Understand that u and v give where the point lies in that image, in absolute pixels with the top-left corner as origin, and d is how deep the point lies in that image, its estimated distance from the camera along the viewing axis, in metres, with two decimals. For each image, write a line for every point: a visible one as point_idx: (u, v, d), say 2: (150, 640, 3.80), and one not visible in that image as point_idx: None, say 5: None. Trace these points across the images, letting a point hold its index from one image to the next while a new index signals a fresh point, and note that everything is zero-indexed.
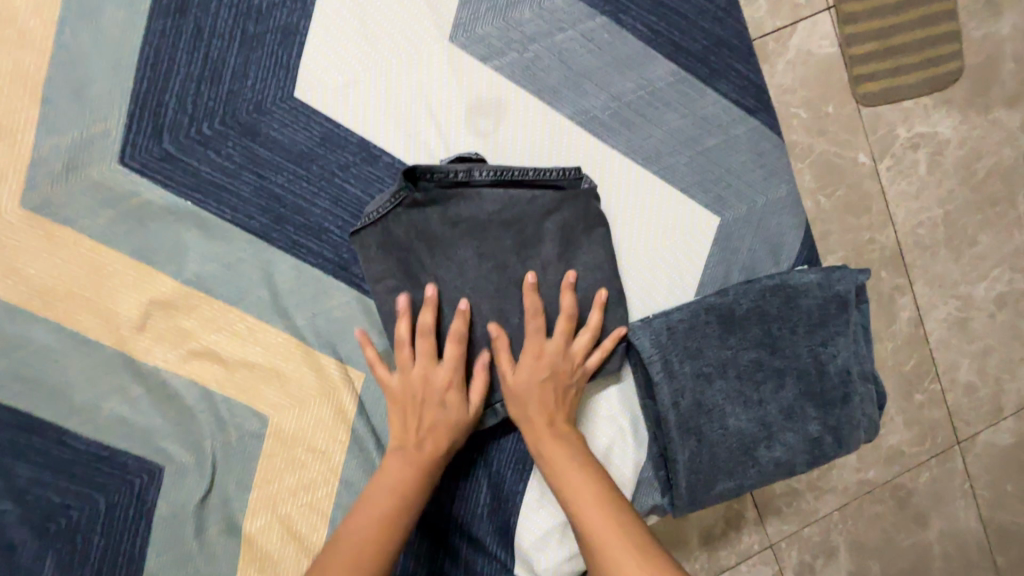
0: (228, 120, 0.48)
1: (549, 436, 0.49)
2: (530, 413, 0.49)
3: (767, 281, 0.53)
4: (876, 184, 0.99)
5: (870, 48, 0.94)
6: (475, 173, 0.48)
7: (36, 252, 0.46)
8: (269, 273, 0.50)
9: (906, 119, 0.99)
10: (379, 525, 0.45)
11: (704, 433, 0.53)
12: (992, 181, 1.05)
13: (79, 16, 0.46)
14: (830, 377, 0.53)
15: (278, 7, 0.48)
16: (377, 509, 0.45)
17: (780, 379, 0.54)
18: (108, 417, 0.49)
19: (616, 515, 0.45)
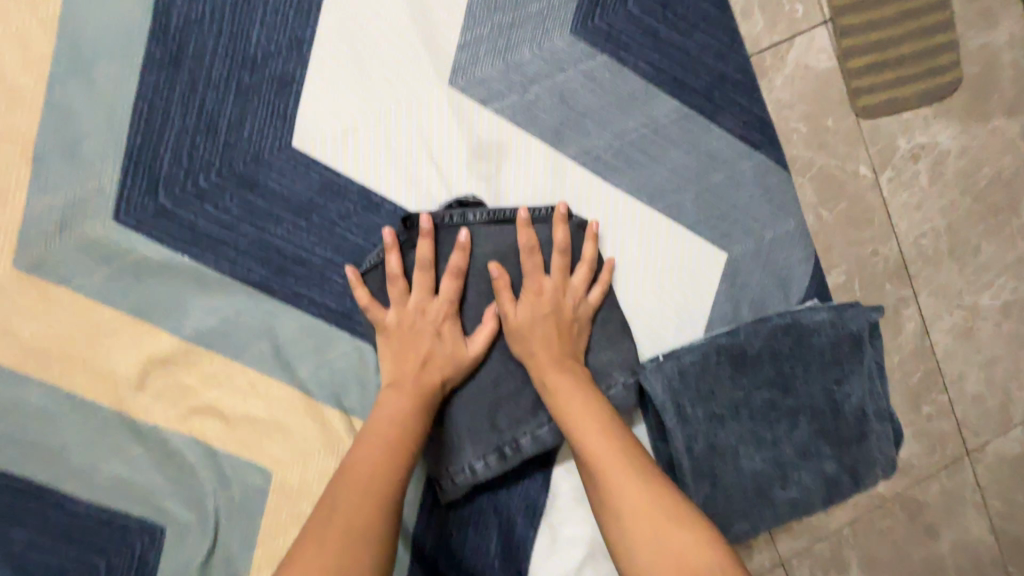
0: (225, 172, 0.47)
1: (554, 369, 0.47)
2: (534, 346, 0.48)
3: (779, 320, 0.52)
4: (877, 197, 1.00)
5: (868, 62, 0.94)
6: (469, 216, 0.48)
7: (31, 314, 0.45)
8: (270, 326, 0.49)
9: (906, 130, 0.99)
10: (380, 458, 0.42)
11: (718, 476, 0.52)
12: (995, 190, 1.05)
13: (69, 70, 0.45)
14: (845, 416, 0.52)
15: (274, 56, 0.47)
16: (377, 446, 0.42)
17: (794, 418, 0.53)
18: (107, 479, 0.48)
19: (624, 447, 0.43)
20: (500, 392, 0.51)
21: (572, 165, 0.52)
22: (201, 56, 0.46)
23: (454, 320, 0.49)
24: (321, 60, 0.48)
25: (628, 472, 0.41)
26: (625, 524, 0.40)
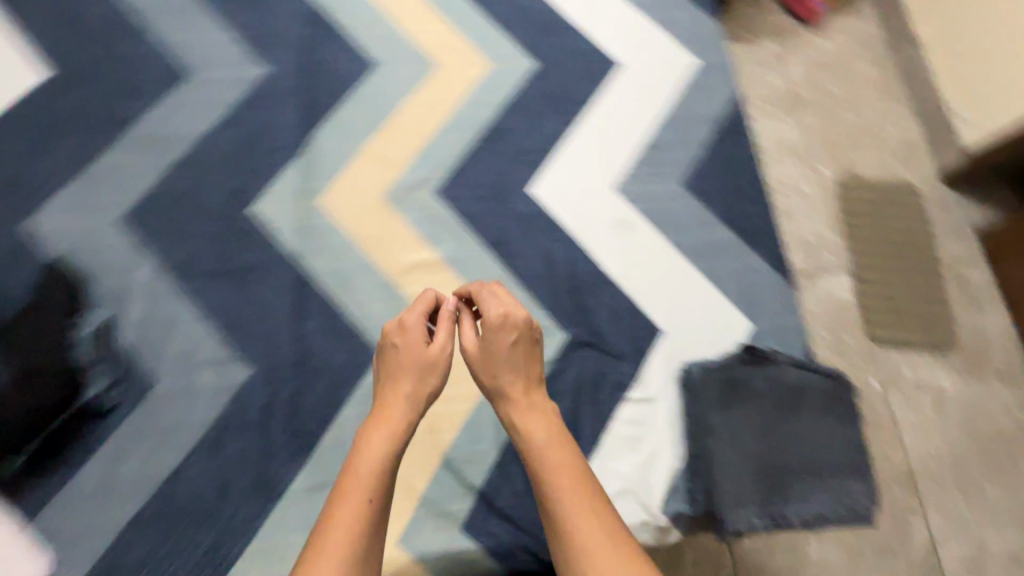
0: (494, 192, 0.92)
1: (523, 403, 0.63)
2: (508, 385, 0.64)
3: (770, 376, 0.82)
4: (888, 411, 1.02)
5: (877, 297, 1.08)
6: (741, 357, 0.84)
7: (382, 222, 0.88)
8: (484, 268, 0.87)
9: (911, 363, 1.06)
10: (372, 480, 0.57)
11: (721, 439, 0.78)
12: (995, 442, 1.03)
13: (449, 132, 0.95)
14: (822, 427, 0.80)
15: (536, 152, 0.95)
16: (370, 467, 0.57)
17: (787, 419, 0.80)
18: (369, 314, 0.83)
19: (568, 462, 0.58)
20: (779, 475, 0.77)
21: (668, 248, 0.92)
22: (500, 135, 0.95)
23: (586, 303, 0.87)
24: (555, 157, 0.95)
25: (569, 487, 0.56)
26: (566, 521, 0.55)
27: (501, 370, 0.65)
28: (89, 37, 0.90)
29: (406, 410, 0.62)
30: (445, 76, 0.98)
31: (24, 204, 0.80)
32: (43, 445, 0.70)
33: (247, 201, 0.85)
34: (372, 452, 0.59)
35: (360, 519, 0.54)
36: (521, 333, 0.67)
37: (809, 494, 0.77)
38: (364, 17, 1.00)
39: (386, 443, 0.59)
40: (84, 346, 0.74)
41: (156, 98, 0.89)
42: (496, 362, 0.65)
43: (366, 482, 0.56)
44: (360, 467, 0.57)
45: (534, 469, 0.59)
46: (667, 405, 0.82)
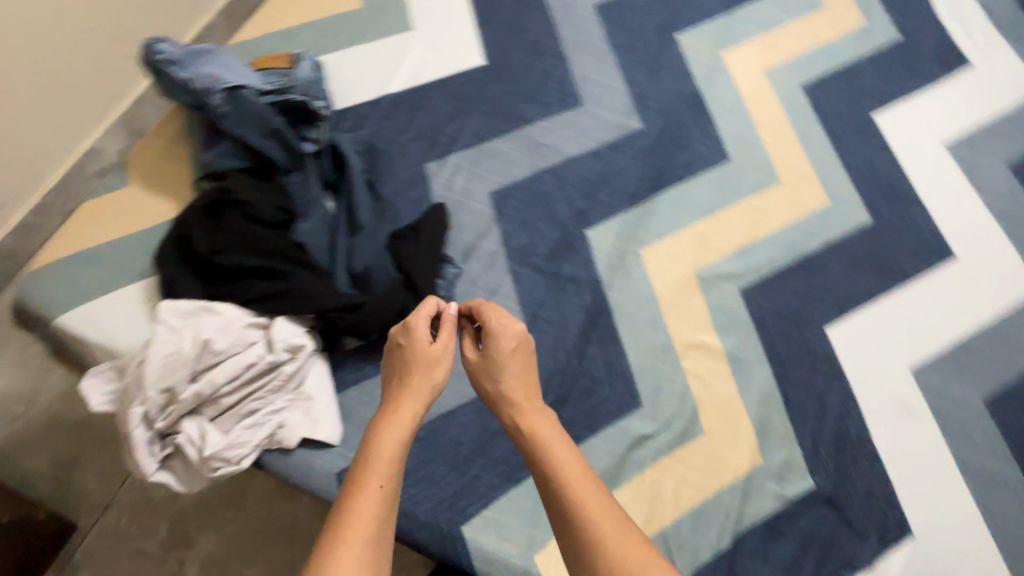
0: (794, 315, 0.94)
1: (528, 408, 0.64)
2: (513, 388, 0.66)
3: None
4: None
5: None
6: None
7: (686, 291, 0.94)
8: (760, 379, 0.89)
9: None
10: (387, 467, 0.57)
11: None
12: None
13: (770, 243, 1.00)
14: None
15: (846, 299, 0.96)
16: (387, 454, 0.58)
17: None
18: (646, 366, 0.88)
19: (580, 472, 0.58)
20: None
21: (945, 455, 0.87)
22: (817, 268, 0.98)
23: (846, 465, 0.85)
24: (862, 312, 0.95)
25: (581, 491, 0.56)
26: (583, 533, 0.54)
27: (496, 378, 0.66)
28: (524, 47, 1.09)
29: (423, 395, 0.65)
30: (785, 195, 1.04)
31: (432, 150, 0.98)
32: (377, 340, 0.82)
33: (586, 223, 0.96)
34: (394, 439, 0.60)
35: (379, 494, 0.55)
36: (520, 344, 0.68)
37: None
38: (733, 117, 1.10)
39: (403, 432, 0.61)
40: (444, 281, 0.88)
41: (552, 113, 1.05)
42: (497, 370, 0.67)
43: (381, 468, 0.56)
44: (381, 454, 0.58)
45: (546, 474, 0.58)
46: None
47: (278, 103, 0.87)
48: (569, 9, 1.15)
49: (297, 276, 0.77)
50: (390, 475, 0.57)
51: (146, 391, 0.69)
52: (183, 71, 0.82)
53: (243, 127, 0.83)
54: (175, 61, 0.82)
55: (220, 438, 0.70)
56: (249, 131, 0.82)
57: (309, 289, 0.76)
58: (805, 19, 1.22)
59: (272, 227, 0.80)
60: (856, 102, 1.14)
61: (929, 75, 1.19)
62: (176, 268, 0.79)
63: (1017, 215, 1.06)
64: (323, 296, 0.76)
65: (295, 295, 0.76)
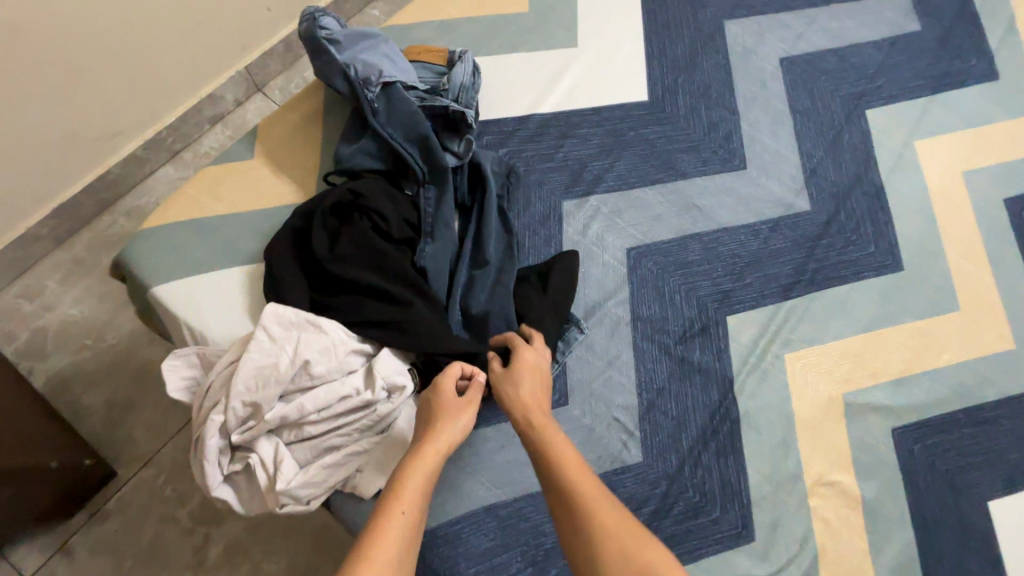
0: (949, 474, 0.79)
1: (541, 417, 0.60)
2: (527, 397, 0.62)
3: None
4: None
5: None
6: None
7: (827, 413, 0.80)
8: (897, 543, 0.75)
9: None
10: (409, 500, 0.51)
11: None
12: None
13: (935, 378, 0.84)
14: None
15: (1018, 471, 0.80)
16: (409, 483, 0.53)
17: None
18: (765, 492, 0.75)
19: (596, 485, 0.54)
20: None
21: None
22: (988, 423, 0.82)
23: None
24: None
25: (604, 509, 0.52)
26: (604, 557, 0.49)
27: (516, 385, 0.63)
28: (692, 92, 0.98)
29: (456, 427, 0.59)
30: (963, 326, 0.88)
31: (571, 188, 0.89)
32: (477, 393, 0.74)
33: (727, 307, 0.84)
34: (419, 470, 0.54)
35: (401, 522, 0.50)
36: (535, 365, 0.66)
37: None
38: (916, 219, 0.95)
39: (430, 466, 0.55)
40: (564, 345, 0.79)
41: (710, 172, 0.93)
42: (513, 382, 0.63)
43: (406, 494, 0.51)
44: (404, 485, 0.52)
45: (564, 491, 0.53)
46: None
47: (428, 108, 0.81)
48: (747, 59, 1.03)
49: (413, 309, 0.69)
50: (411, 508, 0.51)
51: (232, 400, 0.63)
52: (343, 55, 0.79)
53: (391, 128, 0.77)
54: (339, 46, 0.79)
55: (295, 471, 0.63)
56: (395, 135, 0.77)
57: (423, 327, 0.68)
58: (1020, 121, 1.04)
59: (397, 243, 0.74)
60: None
61: None
62: (290, 266, 0.72)
63: None
64: (440, 338, 0.68)
65: (407, 329, 0.67)
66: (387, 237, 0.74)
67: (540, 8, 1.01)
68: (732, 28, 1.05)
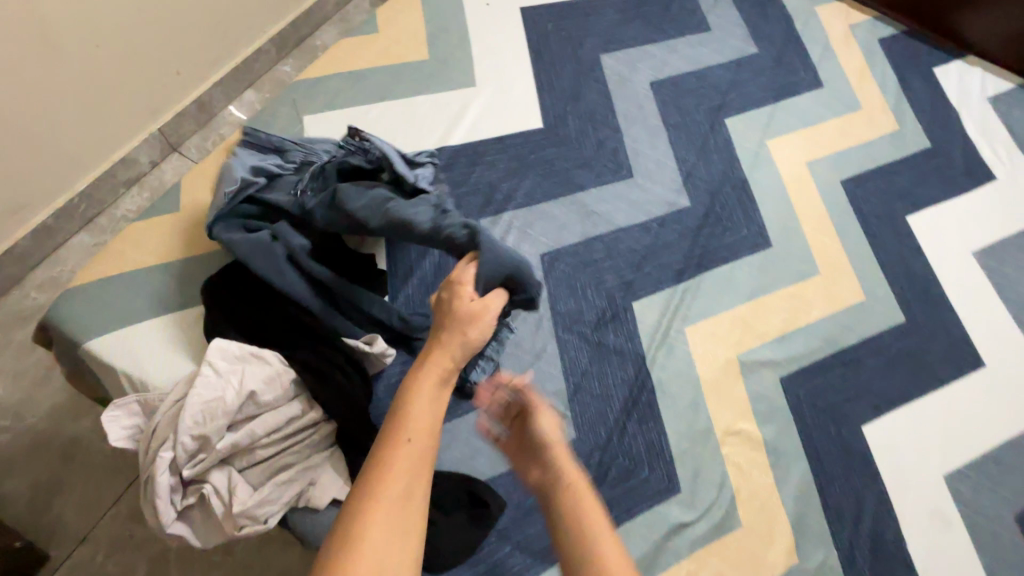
0: (829, 409, 0.94)
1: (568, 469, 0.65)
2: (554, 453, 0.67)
3: None
4: None
5: None
6: None
7: (725, 372, 0.93)
8: (795, 473, 0.88)
9: None
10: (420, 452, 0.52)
11: None
12: None
13: (808, 332, 1.01)
14: None
15: (880, 399, 0.96)
16: (417, 433, 0.53)
17: None
18: (684, 448, 0.86)
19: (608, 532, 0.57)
20: None
21: (974, 569, 0.86)
22: (853, 363, 0.99)
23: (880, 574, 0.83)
24: (896, 412, 0.96)
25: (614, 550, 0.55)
26: None
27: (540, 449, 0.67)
28: (580, 117, 1.13)
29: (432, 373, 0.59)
30: (824, 286, 1.06)
31: (485, 208, 1.00)
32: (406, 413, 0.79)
33: (632, 295, 0.97)
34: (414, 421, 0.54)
35: (403, 470, 0.50)
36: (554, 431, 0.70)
37: None
38: (776, 204, 1.13)
39: (430, 415, 0.55)
40: (496, 343, 0.87)
41: (603, 182, 1.07)
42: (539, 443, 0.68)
43: (416, 441, 0.52)
44: (397, 439, 0.52)
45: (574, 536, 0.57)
46: None
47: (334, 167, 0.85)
48: (623, 85, 1.19)
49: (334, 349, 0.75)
50: (415, 461, 0.51)
51: (179, 436, 0.65)
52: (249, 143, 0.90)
53: (288, 193, 0.84)
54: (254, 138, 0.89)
55: (250, 493, 0.66)
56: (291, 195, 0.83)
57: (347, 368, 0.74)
58: (843, 119, 1.28)
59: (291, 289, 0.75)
60: (890, 203, 1.19)
61: (958, 185, 1.25)
62: (212, 316, 0.76)
63: None
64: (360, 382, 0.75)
65: (330, 376, 0.72)
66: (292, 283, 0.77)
67: (439, 55, 1.13)
68: (607, 60, 1.22)
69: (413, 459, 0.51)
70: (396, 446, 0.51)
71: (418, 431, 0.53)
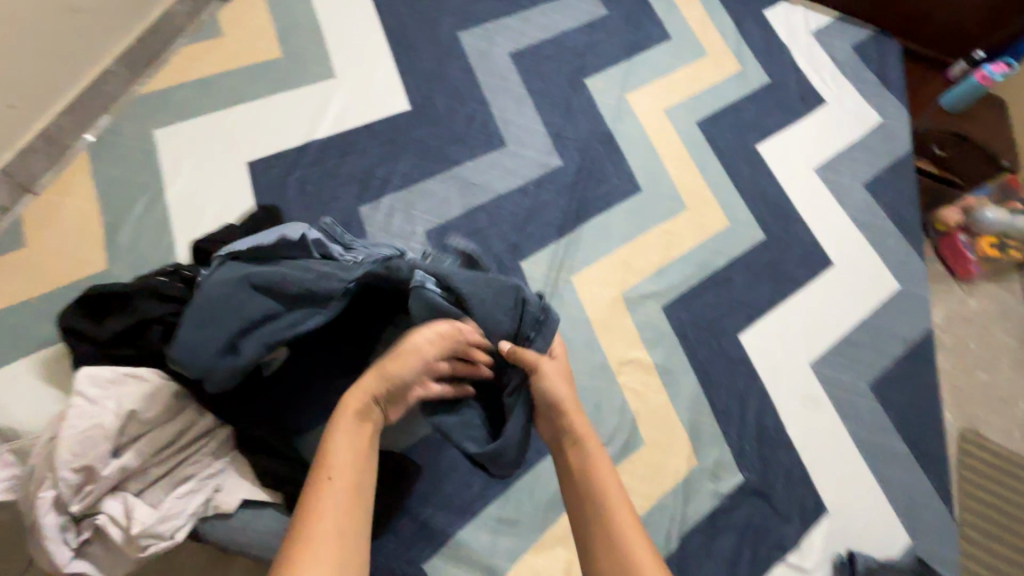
0: (710, 326, 1.04)
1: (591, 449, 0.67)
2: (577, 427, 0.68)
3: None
4: None
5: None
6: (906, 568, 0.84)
7: (614, 311, 1.01)
8: (687, 387, 0.97)
9: None
10: (349, 476, 0.56)
11: None
12: None
13: (684, 262, 1.10)
14: None
15: (751, 309, 1.08)
16: (350, 461, 0.57)
17: None
18: (585, 386, 0.93)
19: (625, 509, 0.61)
20: None
21: (844, 436, 1.00)
22: (726, 282, 1.10)
23: (768, 458, 0.94)
24: (766, 317, 1.08)
25: (619, 529, 0.60)
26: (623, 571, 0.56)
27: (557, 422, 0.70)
28: (447, 94, 1.16)
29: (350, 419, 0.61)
30: (693, 219, 1.17)
31: (364, 194, 1.00)
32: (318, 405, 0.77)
33: (519, 256, 1.02)
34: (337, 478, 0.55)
35: (333, 489, 0.55)
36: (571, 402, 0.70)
37: None
38: (642, 152, 1.22)
39: (355, 436, 0.60)
40: None
41: (478, 153, 1.10)
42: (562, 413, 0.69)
43: (342, 471, 0.56)
44: (329, 486, 0.54)
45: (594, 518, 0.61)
46: None
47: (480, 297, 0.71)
48: (486, 59, 1.23)
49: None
50: (347, 487, 0.55)
51: (59, 471, 0.62)
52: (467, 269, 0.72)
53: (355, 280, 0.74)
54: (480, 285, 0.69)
55: (151, 512, 0.65)
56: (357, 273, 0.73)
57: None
58: (693, 65, 1.39)
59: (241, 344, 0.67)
60: (741, 135, 1.32)
61: (797, 111, 1.40)
62: (83, 346, 0.73)
63: (875, 225, 1.26)
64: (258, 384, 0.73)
65: (221, 383, 0.70)
66: (161, 298, 0.74)
67: (292, 52, 1.11)
68: (466, 37, 1.25)
69: (345, 513, 0.53)
70: (330, 474, 0.56)
71: (343, 480, 0.55)
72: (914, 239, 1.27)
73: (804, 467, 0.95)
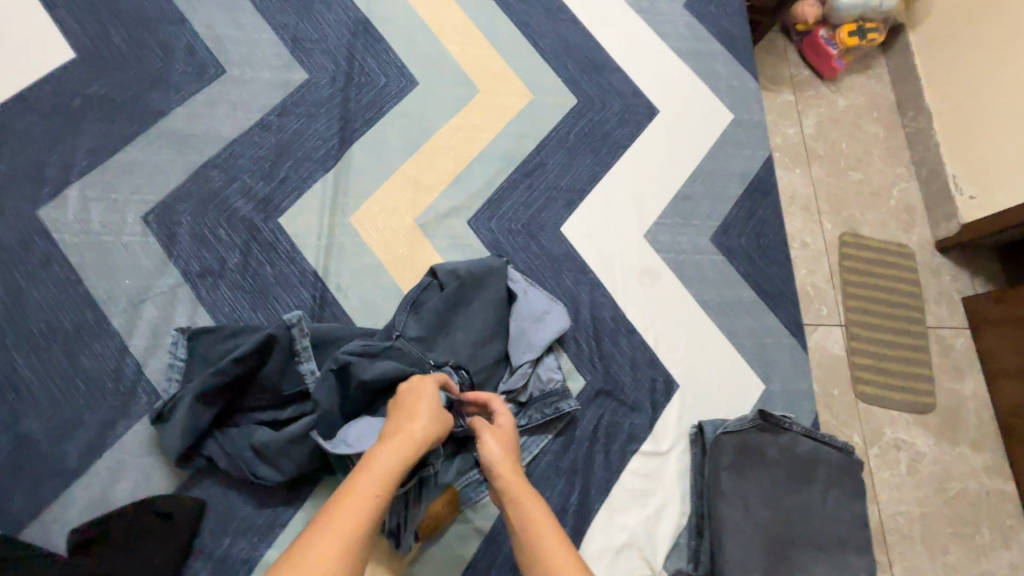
0: (526, 228, 0.91)
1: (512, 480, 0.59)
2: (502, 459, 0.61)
3: (773, 437, 0.80)
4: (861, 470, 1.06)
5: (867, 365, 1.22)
6: (750, 418, 0.80)
7: (408, 244, 0.85)
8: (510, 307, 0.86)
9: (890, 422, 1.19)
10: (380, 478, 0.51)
11: (718, 496, 0.77)
12: (960, 502, 1.13)
13: (486, 160, 0.94)
14: (822, 476, 0.79)
15: (572, 192, 0.95)
16: (384, 463, 0.53)
17: (794, 477, 0.79)
18: None
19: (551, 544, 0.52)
20: (784, 524, 0.77)
21: (689, 300, 0.93)
22: (536, 170, 0.95)
23: (613, 353, 0.87)
24: (590, 196, 0.95)
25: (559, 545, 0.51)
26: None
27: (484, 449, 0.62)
28: (125, 24, 0.86)
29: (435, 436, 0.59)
30: (489, 104, 0.97)
31: (41, 192, 0.76)
32: (53, 480, 0.66)
33: (275, 212, 0.83)
34: (370, 480, 0.51)
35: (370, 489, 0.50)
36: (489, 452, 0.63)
37: (801, 532, 0.76)
38: (410, 35, 0.98)
39: (402, 447, 0.56)
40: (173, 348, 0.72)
41: (190, 95, 0.85)
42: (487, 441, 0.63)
43: (379, 471, 0.52)
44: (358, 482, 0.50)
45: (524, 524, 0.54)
46: (680, 455, 0.83)
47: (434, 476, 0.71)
48: None
49: None
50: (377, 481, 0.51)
51: None
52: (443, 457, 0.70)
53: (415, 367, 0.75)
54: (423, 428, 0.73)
55: None
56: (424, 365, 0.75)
57: None
58: None
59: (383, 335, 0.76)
60: None
61: None
62: None
63: (701, 53, 1.10)
64: None
65: None
66: None
67: None
68: None
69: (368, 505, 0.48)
70: (363, 473, 0.51)
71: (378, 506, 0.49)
72: (747, 59, 1.12)
73: (649, 349, 0.88)
